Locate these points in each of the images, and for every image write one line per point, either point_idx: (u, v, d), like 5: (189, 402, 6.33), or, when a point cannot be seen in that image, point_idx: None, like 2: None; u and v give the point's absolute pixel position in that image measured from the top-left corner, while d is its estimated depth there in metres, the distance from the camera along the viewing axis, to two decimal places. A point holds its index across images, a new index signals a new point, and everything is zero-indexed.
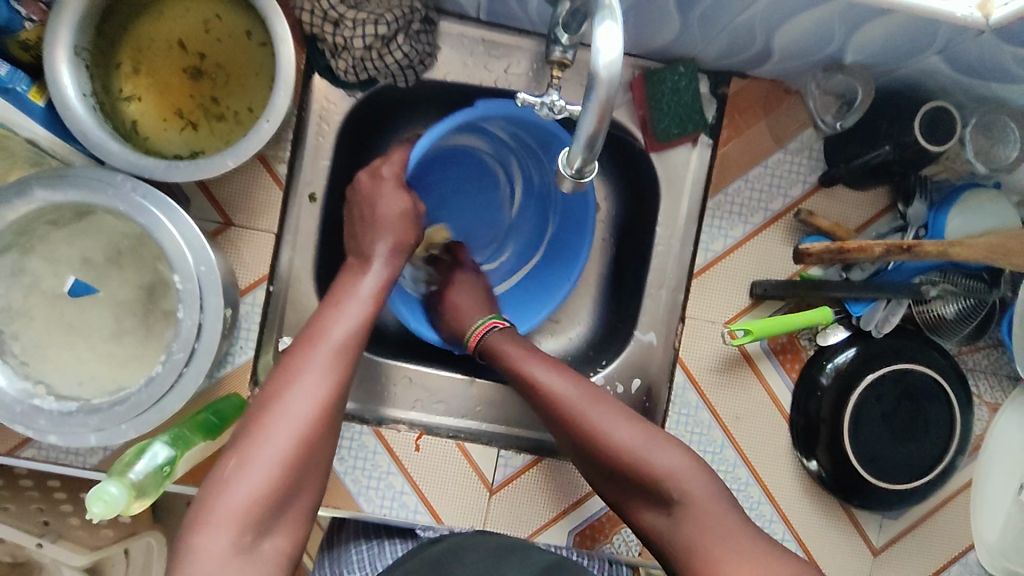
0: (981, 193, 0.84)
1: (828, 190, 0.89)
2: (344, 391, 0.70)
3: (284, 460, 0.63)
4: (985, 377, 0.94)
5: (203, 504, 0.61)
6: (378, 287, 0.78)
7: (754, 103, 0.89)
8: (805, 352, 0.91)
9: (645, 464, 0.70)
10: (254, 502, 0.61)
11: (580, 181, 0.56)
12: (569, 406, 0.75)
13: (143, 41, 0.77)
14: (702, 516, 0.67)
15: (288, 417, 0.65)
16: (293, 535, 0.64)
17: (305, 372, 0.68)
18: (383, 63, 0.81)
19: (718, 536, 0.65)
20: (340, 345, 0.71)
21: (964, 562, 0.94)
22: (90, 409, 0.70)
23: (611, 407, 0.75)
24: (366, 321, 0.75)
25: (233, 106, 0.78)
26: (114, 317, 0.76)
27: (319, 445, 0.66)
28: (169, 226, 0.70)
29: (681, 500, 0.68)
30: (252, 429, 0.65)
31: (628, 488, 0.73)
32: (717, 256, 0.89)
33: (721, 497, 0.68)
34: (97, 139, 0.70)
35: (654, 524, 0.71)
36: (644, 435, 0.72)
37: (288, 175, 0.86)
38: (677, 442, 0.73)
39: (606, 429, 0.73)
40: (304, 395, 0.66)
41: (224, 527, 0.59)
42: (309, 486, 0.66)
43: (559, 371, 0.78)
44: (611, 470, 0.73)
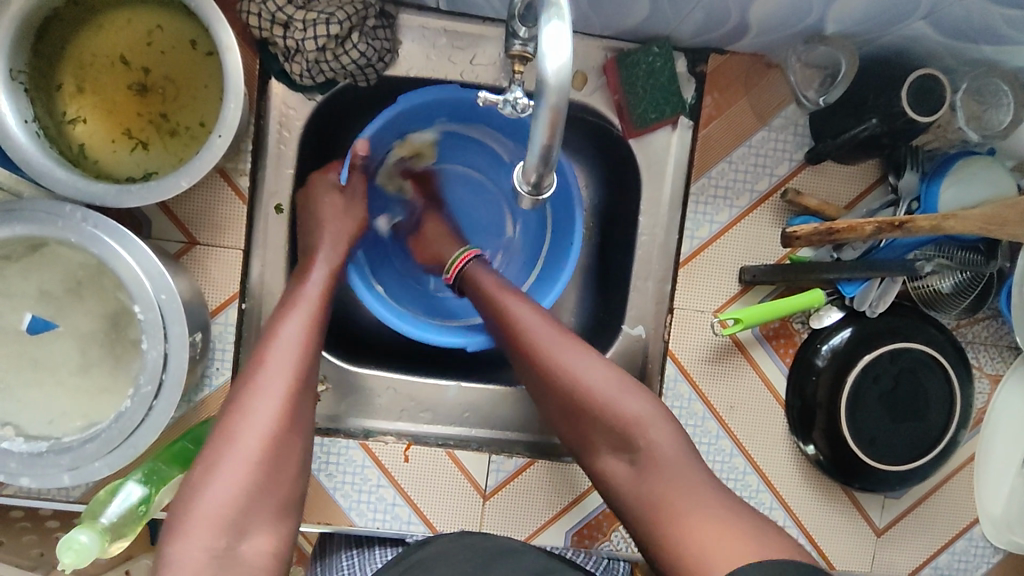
0: (975, 160, 0.80)
1: (815, 167, 0.86)
2: (307, 383, 0.68)
3: (253, 459, 0.61)
4: (986, 348, 0.91)
5: (177, 518, 0.58)
6: (326, 285, 0.76)
7: (734, 79, 0.84)
8: (799, 335, 0.88)
9: (611, 411, 0.68)
10: (227, 505, 0.59)
11: (538, 197, 0.54)
12: (533, 342, 0.72)
13: (85, 58, 0.73)
14: (667, 470, 0.65)
15: (251, 418, 0.63)
16: (275, 534, 0.61)
17: (264, 372, 0.66)
18: (339, 64, 0.76)
19: (684, 490, 0.63)
20: (296, 340, 0.69)
21: (970, 536, 0.92)
22: (61, 448, 0.68)
23: (579, 346, 0.72)
24: (320, 318, 0.73)
25: (184, 122, 0.74)
26: (78, 350, 0.73)
27: (288, 443, 0.64)
28: (125, 255, 0.67)
29: (646, 448, 0.67)
30: (219, 437, 0.62)
31: (591, 428, 0.70)
32: (703, 242, 0.86)
33: (686, 446, 0.67)
34: (42, 167, 0.66)
35: (615, 470, 0.69)
36: (615, 379, 0.69)
37: (251, 187, 0.83)
38: (646, 390, 0.70)
39: (575, 369, 0.70)
40: (268, 393, 0.64)
41: (198, 535, 0.57)
42: (284, 482, 0.63)
43: (530, 306, 0.75)
44: (576, 412, 0.70)
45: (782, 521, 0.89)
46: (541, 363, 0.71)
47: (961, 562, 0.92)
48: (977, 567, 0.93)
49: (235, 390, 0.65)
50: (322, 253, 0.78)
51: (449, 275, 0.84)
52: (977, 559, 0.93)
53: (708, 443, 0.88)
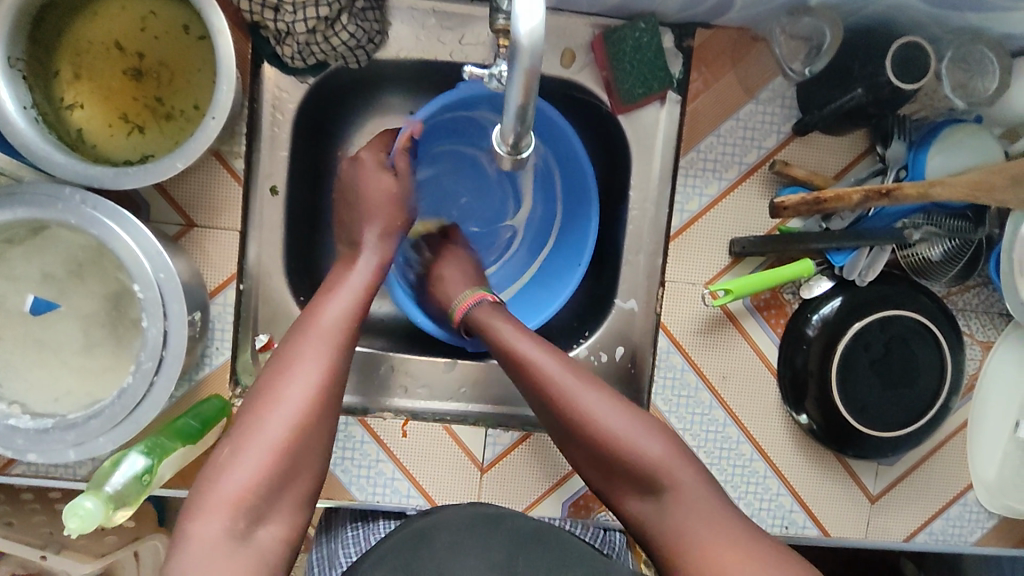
0: (963, 128, 0.80)
1: (803, 139, 0.86)
2: (342, 374, 0.68)
3: (278, 446, 0.61)
4: (977, 316, 0.91)
5: (201, 493, 0.60)
6: (371, 279, 0.76)
7: (721, 53, 0.85)
8: (789, 306, 0.89)
9: (633, 456, 0.68)
10: (248, 488, 0.59)
11: (518, 156, 0.57)
12: (553, 387, 0.71)
13: (80, 45, 0.74)
14: (692, 507, 0.65)
15: (284, 402, 0.63)
16: (291, 523, 0.62)
17: (303, 357, 0.66)
18: (329, 46, 0.78)
19: (716, 527, 0.63)
20: (334, 332, 0.68)
21: (964, 502, 0.93)
22: (66, 425, 0.70)
23: (602, 391, 0.71)
24: (362, 308, 0.72)
25: (178, 105, 0.76)
26: (82, 331, 0.75)
27: (316, 431, 0.64)
28: (123, 235, 0.68)
29: (671, 489, 0.67)
30: (250, 417, 0.63)
31: (615, 475, 0.70)
32: (694, 215, 0.87)
33: (708, 485, 0.67)
34: (41, 151, 0.68)
35: (636, 509, 0.69)
36: (632, 422, 0.69)
37: (246, 169, 0.84)
38: (664, 430, 0.70)
39: (599, 415, 0.69)
40: (302, 381, 0.64)
41: (216, 515, 0.58)
42: (306, 471, 0.63)
43: (546, 348, 0.75)
44: (597, 456, 0.70)
45: (776, 490, 0.90)
46: (564, 410, 0.70)
47: (956, 527, 0.93)
48: (972, 532, 0.93)
49: (270, 371, 0.66)
50: (369, 240, 0.78)
51: (455, 318, 0.85)
52: (972, 525, 0.93)
53: (701, 414, 0.89)
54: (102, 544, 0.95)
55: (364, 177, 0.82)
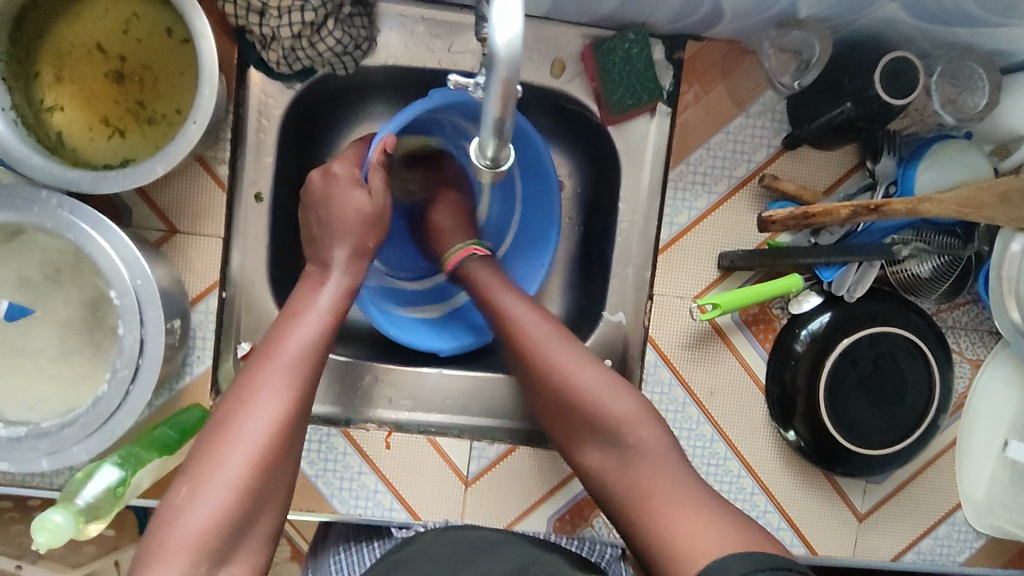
0: (953, 144, 0.80)
1: (793, 153, 0.86)
2: (304, 407, 0.66)
3: (239, 486, 0.59)
4: (966, 334, 0.91)
5: (158, 536, 0.57)
6: (339, 302, 0.73)
7: (711, 66, 0.85)
8: (778, 321, 0.89)
9: (600, 410, 0.71)
10: (208, 530, 0.57)
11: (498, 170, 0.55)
12: (529, 340, 0.74)
13: (61, 47, 0.73)
14: (651, 463, 0.67)
15: (244, 438, 0.61)
16: (253, 562, 0.60)
17: (264, 390, 0.64)
18: (315, 52, 0.77)
19: (669, 482, 0.65)
20: (298, 361, 0.67)
21: (952, 521, 0.92)
22: (40, 433, 0.68)
23: (575, 347, 0.74)
24: (327, 336, 0.70)
25: (161, 109, 0.75)
26: (58, 337, 0.73)
27: (278, 465, 0.62)
28: (100, 240, 0.67)
29: (634, 445, 0.69)
30: (207, 454, 0.61)
31: (582, 425, 0.72)
32: (683, 228, 0.86)
33: (670, 444, 0.69)
34: (18, 154, 0.67)
35: (599, 459, 0.71)
36: (603, 378, 0.72)
37: (231, 176, 0.83)
38: (633, 389, 0.72)
39: (569, 368, 0.72)
40: (261, 418, 0.62)
41: (175, 560, 0.56)
42: (271, 505, 0.62)
43: (528, 304, 0.77)
44: (568, 408, 0.73)
45: (763, 506, 0.89)
46: (536, 364, 0.73)
47: (944, 547, 0.92)
48: (961, 552, 0.92)
49: (228, 408, 0.64)
50: (338, 256, 0.75)
51: (449, 263, 0.85)
52: (960, 544, 0.92)
53: (689, 428, 0.88)
54: (80, 555, 0.93)
55: (335, 196, 0.77)
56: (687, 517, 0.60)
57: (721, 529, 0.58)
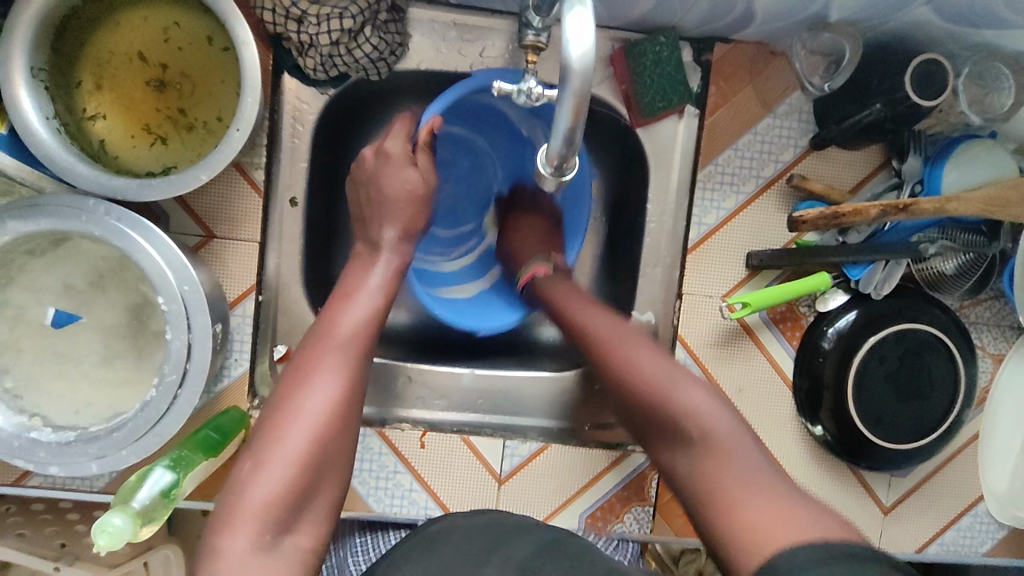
0: (979, 144, 0.81)
1: (820, 153, 0.87)
2: (359, 386, 0.66)
3: (300, 459, 0.59)
4: (988, 328, 0.92)
5: (224, 510, 0.57)
6: (388, 283, 0.74)
7: (739, 68, 0.86)
8: (805, 319, 0.90)
9: (670, 403, 0.65)
10: (273, 499, 0.57)
11: (562, 178, 0.56)
12: (601, 343, 0.73)
13: (103, 57, 0.74)
14: (726, 455, 0.61)
15: (305, 412, 0.61)
16: (316, 534, 0.59)
17: (321, 367, 0.64)
18: (352, 58, 0.78)
19: (736, 469, 0.60)
20: (352, 339, 0.67)
21: (975, 513, 0.94)
22: (89, 438, 0.69)
23: (640, 340, 0.72)
24: (378, 316, 0.71)
25: (201, 116, 0.75)
26: (102, 342, 0.74)
27: (338, 439, 0.62)
28: (147, 247, 0.68)
29: (704, 437, 0.63)
30: (269, 430, 0.61)
31: (653, 430, 0.67)
32: (711, 228, 0.88)
33: (747, 436, 0.63)
34: (65, 162, 0.68)
35: (671, 461, 0.65)
36: (670, 368, 0.68)
37: (266, 180, 0.84)
38: (706, 385, 0.68)
39: (638, 363, 0.69)
40: (319, 394, 0.62)
41: (243, 528, 0.55)
42: (331, 481, 0.61)
43: (600, 312, 0.76)
44: (633, 409, 0.69)
45: None
46: (606, 362, 0.72)
47: (967, 538, 0.93)
48: (983, 543, 0.94)
49: (288, 386, 0.64)
50: (388, 236, 0.76)
51: (522, 280, 0.87)
52: (982, 535, 0.94)
53: None
54: (115, 555, 0.95)
55: (387, 173, 0.79)
56: (772, 525, 0.53)
57: (789, 521, 0.53)
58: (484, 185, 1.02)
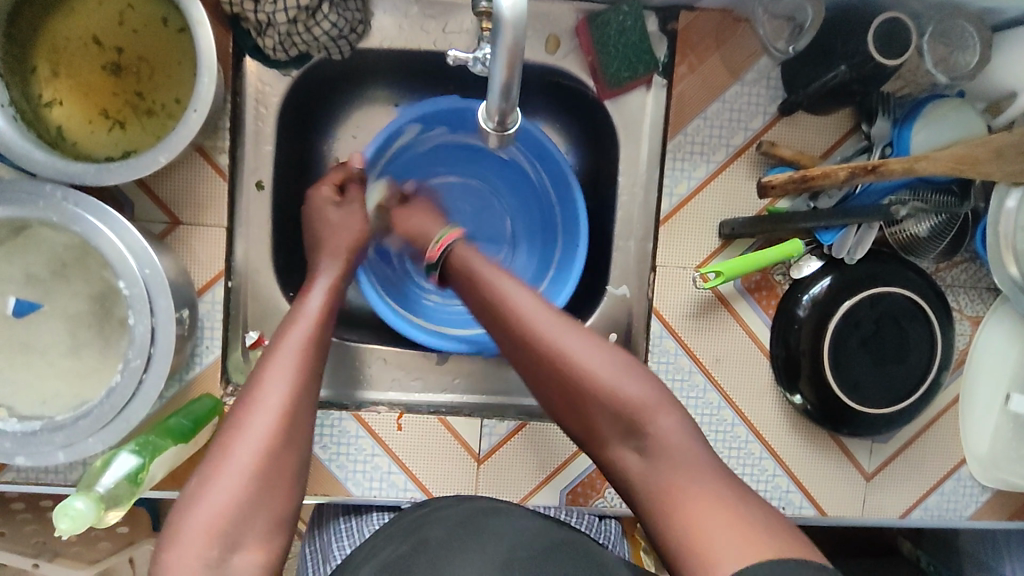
0: (947, 103, 0.81)
1: (789, 119, 0.87)
2: (307, 401, 0.63)
3: (246, 476, 0.57)
4: (964, 291, 0.92)
5: (170, 528, 0.55)
6: (327, 303, 0.72)
7: (705, 36, 0.85)
8: (780, 287, 0.90)
9: (614, 395, 0.62)
10: (221, 515, 0.55)
11: (503, 131, 0.59)
12: (529, 323, 0.66)
13: (57, 42, 0.73)
14: (680, 463, 0.59)
15: (248, 431, 0.58)
16: (269, 547, 0.56)
17: (267, 382, 0.62)
18: (311, 36, 0.77)
19: (695, 479, 0.58)
20: (293, 353, 0.65)
21: (958, 477, 0.93)
22: (54, 426, 0.68)
23: (571, 324, 0.66)
24: (321, 335, 0.68)
25: (160, 99, 0.75)
26: (68, 331, 0.73)
27: (285, 453, 0.59)
28: (107, 231, 0.67)
29: (654, 435, 0.61)
30: (215, 451, 0.59)
31: (587, 409, 0.64)
32: (683, 199, 0.87)
33: (692, 433, 0.62)
34: (19, 148, 0.67)
35: (622, 458, 0.63)
36: (615, 360, 0.64)
37: (232, 165, 0.83)
38: (647, 371, 0.65)
39: (577, 354, 0.64)
40: (265, 407, 0.60)
41: (188, 545, 0.54)
42: (284, 493, 0.58)
43: (523, 287, 0.69)
44: (571, 394, 0.64)
45: (772, 471, 0.91)
46: (536, 347, 0.65)
47: (950, 502, 0.93)
48: (967, 506, 0.93)
49: (236, 403, 0.61)
50: (324, 265, 0.77)
51: (432, 254, 0.79)
52: (966, 498, 0.93)
53: (696, 397, 0.89)
54: (97, 551, 0.94)
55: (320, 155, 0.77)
56: (731, 529, 0.54)
57: (747, 527, 0.53)
58: (496, 216, 1.02)
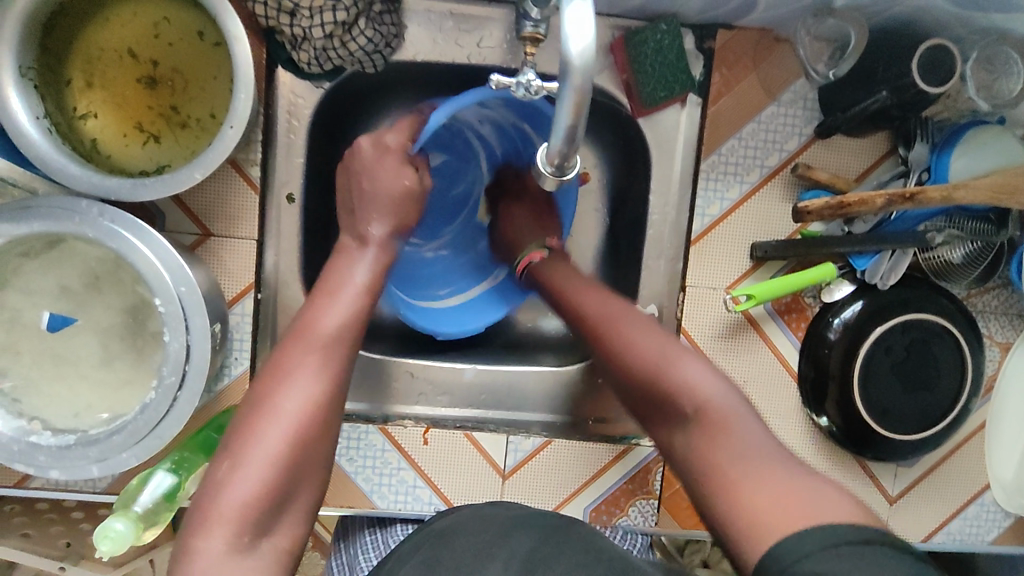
0: (986, 130, 0.80)
1: (825, 141, 0.85)
2: (341, 387, 0.62)
3: (277, 460, 0.56)
4: (995, 317, 0.91)
5: (198, 510, 0.54)
6: (372, 279, 0.70)
7: (743, 55, 0.84)
8: (810, 310, 0.89)
9: (661, 374, 0.64)
10: (251, 501, 0.54)
11: (561, 176, 0.58)
12: (599, 323, 0.71)
13: (92, 53, 0.72)
14: (732, 432, 0.58)
15: (282, 414, 0.58)
16: (294, 534, 0.57)
17: (301, 366, 0.60)
18: (346, 51, 0.76)
19: (752, 462, 0.55)
20: (331, 337, 0.63)
21: (981, 502, 0.93)
22: (89, 440, 0.69)
23: (632, 320, 0.70)
24: (360, 314, 0.67)
25: (194, 113, 0.74)
26: (100, 344, 0.74)
27: (318, 440, 0.59)
28: (143, 247, 0.67)
29: (699, 411, 0.60)
30: (244, 430, 0.58)
31: (643, 398, 0.67)
32: (715, 219, 0.86)
33: (739, 400, 0.61)
34: (56, 163, 0.66)
35: (671, 439, 0.63)
36: (668, 346, 0.66)
37: (262, 177, 0.83)
38: (701, 356, 0.65)
39: (633, 338, 0.68)
40: (299, 393, 0.59)
41: (220, 530, 0.53)
42: (310, 478, 0.59)
43: (596, 293, 0.74)
44: (628, 382, 0.68)
45: None
46: (607, 340, 0.69)
47: (973, 527, 0.93)
48: (989, 531, 0.93)
49: (266, 381, 0.60)
50: (375, 233, 0.73)
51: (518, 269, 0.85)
52: (988, 524, 0.93)
53: None
54: (121, 554, 0.95)
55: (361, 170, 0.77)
56: (781, 503, 0.51)
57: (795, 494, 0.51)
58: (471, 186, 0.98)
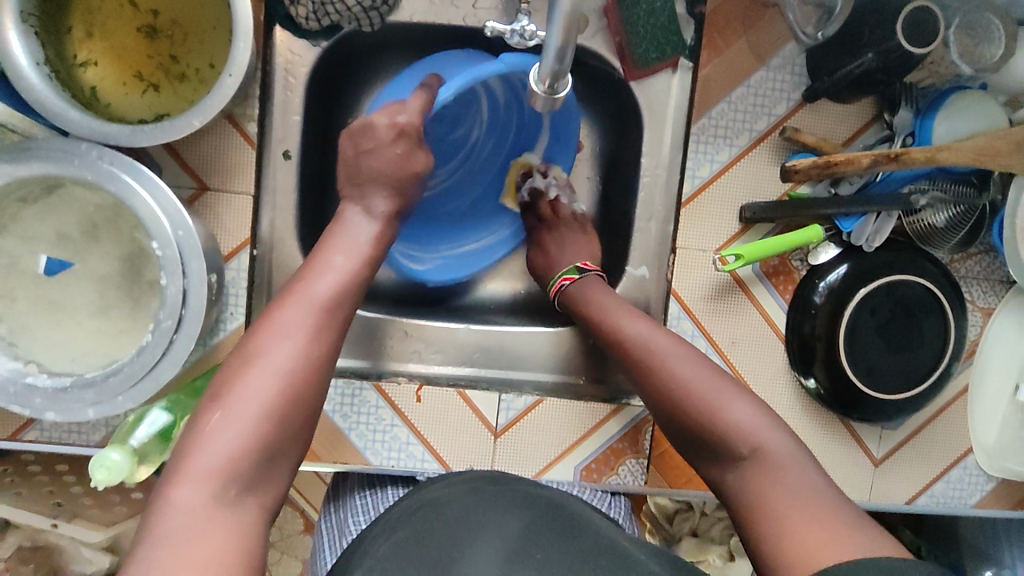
0: (969, 94, 0.82)
1: (813, 106, 0.87)
2: (330, 351, 0.62)
3: (261, 415, 0.56)
4: (977, 282, 0.94)
5: (178, 460, 0.54)
6: (372, 246, 0.71)
7: (733, 19, 0.86)
8: (797, 272, 0.91)
9: (716, 417, 0.66)
10: (234, 454, 0.54)
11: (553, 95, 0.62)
12: (644, 354, 0.72)
13: (93, 4, 0.74)
14: (784, 472, 0.61)
15: (267, 369, 0.58)
16: (275, 491, 0.57)
17: (289, 326, 0.61)
18: (344, 6, 0.79)
19: (798, 496, 0.59)
20: (323, 301, 0.63)
21: (964, 465, 0.95)
22: (85, 383, 0.69)
23: (685, 353, 0.72)
24: (355, 282, 0.67)
25: (193, 64, 0.75)
26: (97, 292, 0.74)
27: (303, 399, 0.59)
28: (140, 191, 0.68)
29: (757, 454, 0.63)
30: (229, 384, 0.58)
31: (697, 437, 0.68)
32: (705, 181, 0.88)
33: (801, 453, 0.63)
34: (55, 107, 0.67)
35: (722, 478, 0.66)
36: (719, 384, 0.68)
37: (259, 133, 0.84)
38: (751, 396, 0.68)
39: (680, 373, 0.70)
40: (287, 353, 0.59)
41: (199, 481, 0.52)
42: (294, 437, 0.59)
43: (647, 322, 0.76)
44: (673, 412, 0.70)
45: None
46: (650, 366, 0.72)
47: (956, 489, 0.95)
48: (972, 494, 0.95)
49: (253, 338, 0.60)
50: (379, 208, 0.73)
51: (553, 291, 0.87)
52: (972, 487, 0.95)
53: None
54: (114, 514, 0.95)
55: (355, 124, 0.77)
56: (822, 532, 0.55)
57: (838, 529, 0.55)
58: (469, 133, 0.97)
